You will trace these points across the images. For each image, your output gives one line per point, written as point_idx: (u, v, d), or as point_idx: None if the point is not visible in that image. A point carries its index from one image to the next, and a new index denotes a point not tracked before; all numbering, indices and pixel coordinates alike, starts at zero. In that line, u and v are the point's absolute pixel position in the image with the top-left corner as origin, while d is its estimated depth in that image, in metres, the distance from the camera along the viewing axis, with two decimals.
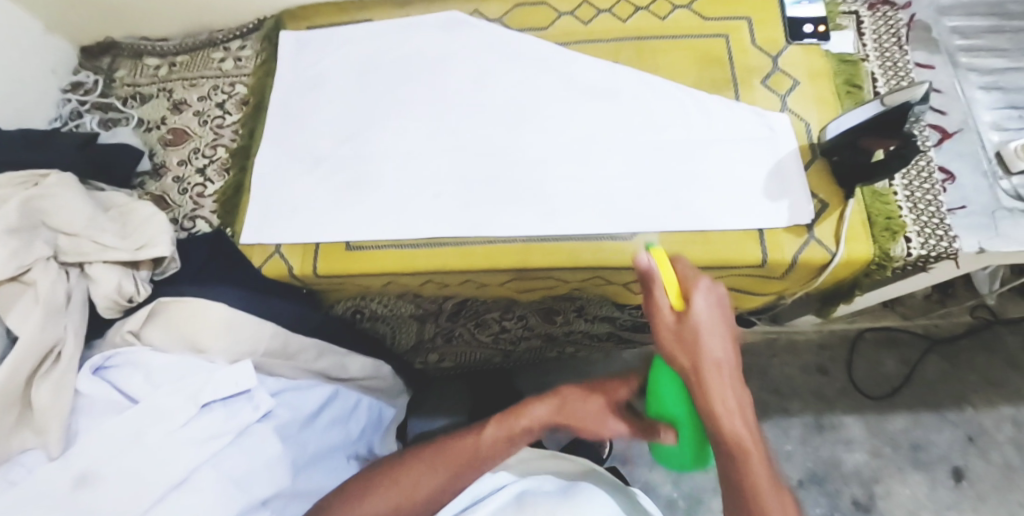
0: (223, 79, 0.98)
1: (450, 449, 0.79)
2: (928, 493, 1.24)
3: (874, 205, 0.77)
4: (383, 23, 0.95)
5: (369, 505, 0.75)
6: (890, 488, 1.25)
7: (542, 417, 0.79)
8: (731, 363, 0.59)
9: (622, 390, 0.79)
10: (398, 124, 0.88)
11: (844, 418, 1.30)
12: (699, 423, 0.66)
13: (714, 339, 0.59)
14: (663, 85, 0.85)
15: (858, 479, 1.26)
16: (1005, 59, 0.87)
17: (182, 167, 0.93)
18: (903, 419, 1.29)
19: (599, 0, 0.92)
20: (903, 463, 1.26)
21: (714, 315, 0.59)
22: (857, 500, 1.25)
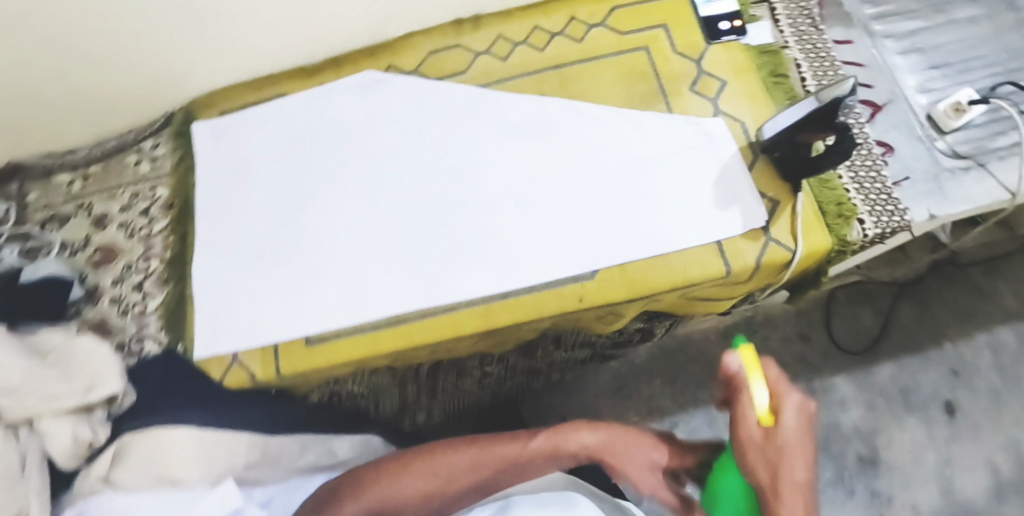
0: (142, 184, 0.93)
1: (492, 446, 0.74)
2: (927, 433, 1.27)
3: (822, 193, 0.77)
4: (298, 95, 0.91)
5: (401, 489, 0.71)
6: (890, 437, 1.27)
7: (587, 447, 0.73)
8: (813, 486, 0.54)
9: (688, 460, 0.73)
10: (336, 201, 0.85)
11: (836, 379, 1.31)
12: None
13: (796, 462, 0.54)
14: (595, 109, 0.83)
15: (858, 435, 1.28)
16: (916, 20, 0.87)
17: (117, 286, 0.88)
18: (887, 368, 1.31)
19: (513, 33, 0.89)
20: (897, 409, 1.29)
21: (801, 436, 0.55)
22: (861, 455, 1.27)
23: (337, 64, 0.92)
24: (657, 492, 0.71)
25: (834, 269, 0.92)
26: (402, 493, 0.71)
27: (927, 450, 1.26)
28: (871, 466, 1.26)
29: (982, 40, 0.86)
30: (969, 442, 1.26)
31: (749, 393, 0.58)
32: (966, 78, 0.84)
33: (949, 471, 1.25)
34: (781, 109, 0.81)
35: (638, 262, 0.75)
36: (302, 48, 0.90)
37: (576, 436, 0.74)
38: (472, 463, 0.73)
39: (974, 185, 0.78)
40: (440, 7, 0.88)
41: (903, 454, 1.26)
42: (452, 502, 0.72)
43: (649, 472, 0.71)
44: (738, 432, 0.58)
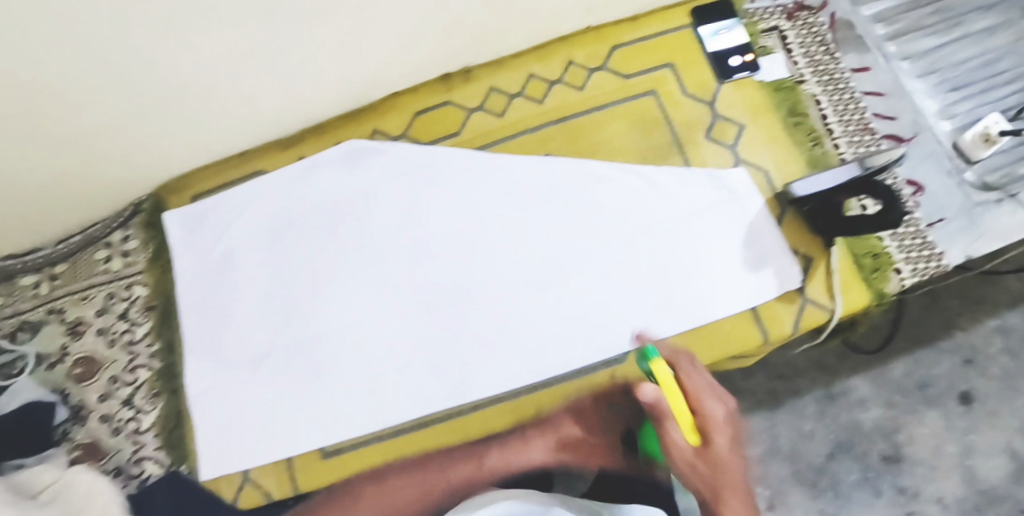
0: (116, 283, 0.84)
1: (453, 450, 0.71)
2: (946, 426, 1.09)
3: (855, 245, 0.72)
4: (278, 172, 0.83)
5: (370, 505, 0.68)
6: (912, 434, 1.08)
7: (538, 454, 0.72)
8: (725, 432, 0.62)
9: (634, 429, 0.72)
10: (335, 296, 0.78)
11: (852, 381, 1.11)
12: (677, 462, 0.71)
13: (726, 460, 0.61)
14: (606, 169, 0.77)
15: (881, 432, 1.09)
16: (934, 36, 0.80)
17: (105, 402, 0.80)
18: (902, 364, 1.11)
19: (506, 83, 0.82)
20: (916, 404, 1.09)
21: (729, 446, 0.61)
22: (886, 456, 1.08)
23: (316, 132, 0.83)
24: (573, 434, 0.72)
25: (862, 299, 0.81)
26: (365, 508, 0.68)
27: (948, 443, 1.08)
28: (899, 467, 1.07)
29: (1002, 52, 0.79)
30: (992, 434, 1.07)
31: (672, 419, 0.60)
32: (990, 98, 0.78)
33: (976, 465, 1.07)
34: (805, 152, 0.76)
35: (671, 339, 0.71)
36: (278, 122, 0.80)
37: (496, 459, 0.69)
38: (421, 459, 0.71)
39: (1009, 218, 0.73)
40: (428, 62, 0.79)
41: (925, 451, 1.08)
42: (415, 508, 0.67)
43: (571, 423, 0.72)
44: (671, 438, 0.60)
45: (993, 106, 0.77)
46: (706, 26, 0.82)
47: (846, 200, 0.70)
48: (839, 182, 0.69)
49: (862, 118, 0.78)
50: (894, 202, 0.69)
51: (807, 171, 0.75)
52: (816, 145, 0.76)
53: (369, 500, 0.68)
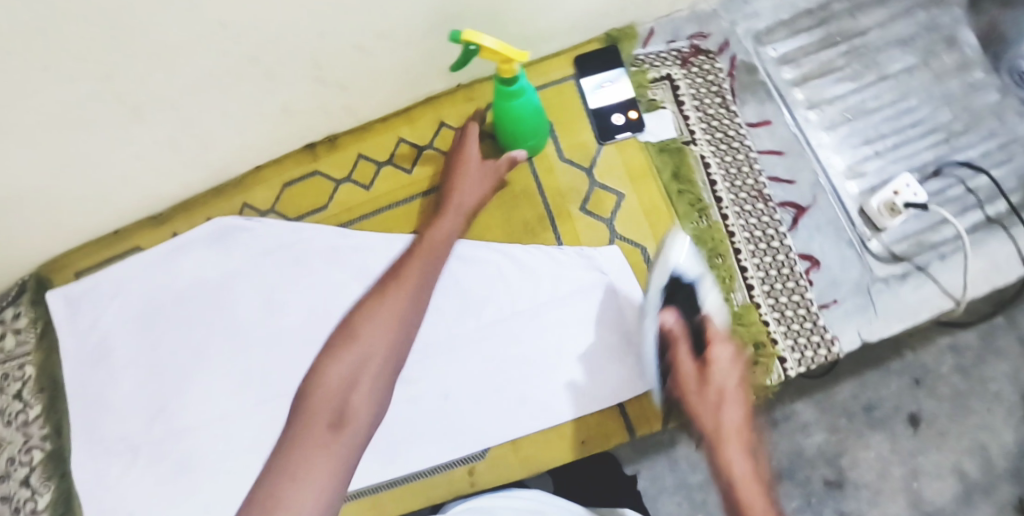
0: (10, 362, 0.83)
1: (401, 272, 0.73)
2: (891, 449, 0.87)
3: (736, 332, 0.67)
4: (152, 249, 0.80)
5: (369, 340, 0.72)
6: (857, 457, 0.87)
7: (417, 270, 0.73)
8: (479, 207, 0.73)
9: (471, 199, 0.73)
10: (207, 383, 0.77)
11: (795, 404, 0.88)
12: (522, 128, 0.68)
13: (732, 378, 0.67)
14: (472, 248, 0.72)
15: (824, 457, 0.87)
16: (845, 81, 0.75)
17: (3, 482, 0.81)
18: (848, 385, 0.88)
19: (374, 150, 0.77)
20: (861, 428, 0.87)
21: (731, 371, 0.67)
22: (828, 481, 0.87)
23: (186, 208, 0.80)
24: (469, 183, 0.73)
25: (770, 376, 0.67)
26: (338, 368, 0.72)
27: (894, 465, 0.86)
28: (843, 496, 0.86)
29: (917, 101, 0.74)
30: (941, 455, 0.86)
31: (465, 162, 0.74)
32: (902, 154, 0.73)
33: (924, 489, 0.86)
34: (687, 225, 0.69)
35: (531, 435, 0.68)
36: (142, 203, 0.78)
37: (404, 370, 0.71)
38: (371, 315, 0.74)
39: (911, 295, 0.68)
40: (287, 136, 0.74)
41: (868, 476, 0.86)
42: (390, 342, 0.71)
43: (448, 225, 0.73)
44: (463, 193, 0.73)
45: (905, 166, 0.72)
46: (588, 78, 0.73)
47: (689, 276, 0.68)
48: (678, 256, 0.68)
49: (756, 183, 0.71)
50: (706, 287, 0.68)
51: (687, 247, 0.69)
52: (701, 217, 0.70)
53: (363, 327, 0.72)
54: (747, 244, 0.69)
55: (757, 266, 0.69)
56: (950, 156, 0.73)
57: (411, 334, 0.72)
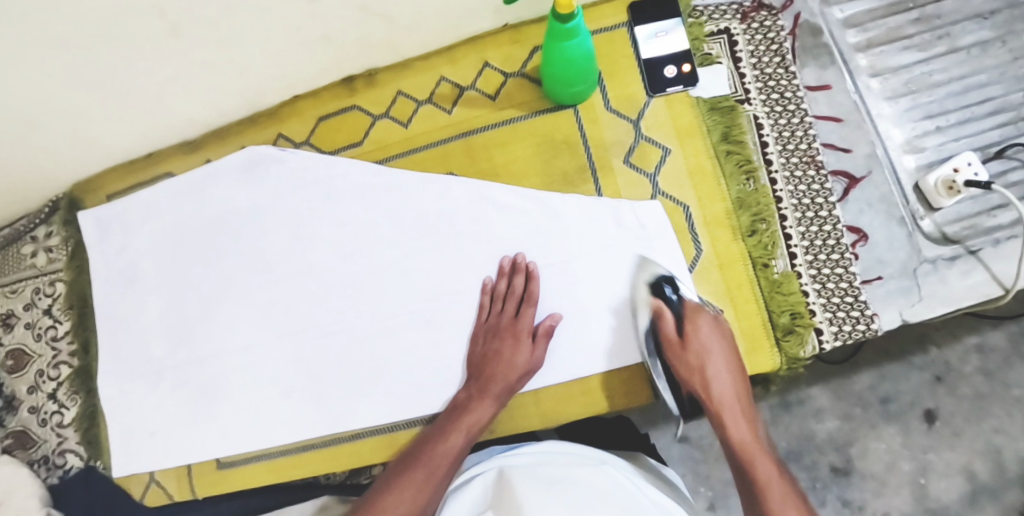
0: (42, 278, 0.86)
1: (485, 373, 0.67)
2: (904, 444, 0.88)
3: (773, 300, 0.65)
4: (182, 178, 0.80)
5: (463, 426, 0.65)
6: (867, 447, 0.88)
7: (495, 407, 0.66)
8: (523, 287, 0.68)
9: (522, 283, 0.68)
10: (230, 314, 0.77)
11: (812, 389, 0.89)
12: (572, 62, 0.64)
13: (717, 350, 0.64)
14: (508, 196, 0.70)
15: (834, 445, 0.88)
16: (912, 51, 0.71)
17: (33, 394, 0.84)
18: (867, 375, 0.89)
19: (413, 87, 0.74)
20: (875, 418, 0.88)
21: (715, 334, 0.64)
22: (835, 468, 0.88)
23: (218, 136, 0.79)
24: (512, 284, 0.68)
25: (809, 346, 0.65)
26: (448, 447, 0.64)
27: (902, 460, 0.88)
28: (848, 484, 0.88)
29: (986, 79, 0.71)
30: (953, 455, 0.87)
31: (528, 302, 0.67)
32: (966, 132, 0.70)
33: (931, 486, 0.87)
34: (734, 189, 0.67)
35: (552, 388, 0.68)
36: (173, 129, 0.77)
37: (477, 413, 0.66)
38: (459, 405, 0.67)
39: (959, 280, 0.66)
40: (323, 69, 0.73)
41: (876, 467, 0.88)
42: (488, 408, 0.66)
43: (520, 350, 0.66)
44: (506, 299, 0.68)
45: (969, 145, 0.69)
46: (643, 25, 0.70)
47: (719, 157, 0.68)
48: (709, 136, 0.68)
49: (809, 148, 0.67)
50: (735, 167, 0.67)
51: (731, 211, 0.66)
52: (749, 180, 0.67)
53: (457, 431, 0.65)
54: (794, 211, 0.66)
55: (801, 235, 0.66)
56: (1016, 138, 0.69)
57: (500, 381, 0.66)
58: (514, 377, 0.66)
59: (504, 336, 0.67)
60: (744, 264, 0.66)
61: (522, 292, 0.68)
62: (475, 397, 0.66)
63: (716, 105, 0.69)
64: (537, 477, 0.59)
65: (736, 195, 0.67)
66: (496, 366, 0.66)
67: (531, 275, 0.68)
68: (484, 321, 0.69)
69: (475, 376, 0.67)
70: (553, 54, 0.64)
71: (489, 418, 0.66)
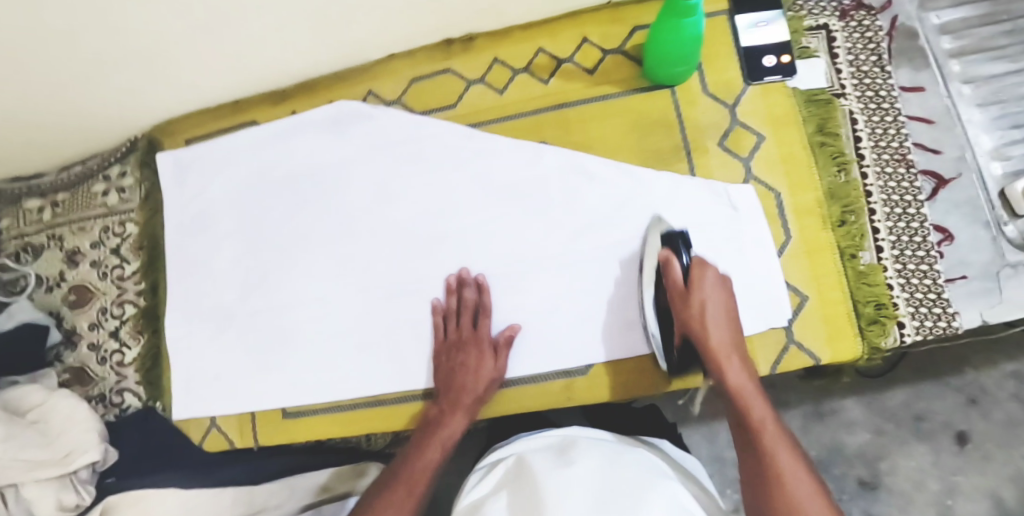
0: (111, 217, 0.86)
1: (455, 388, 0.69)
2: (933, 463, 0.91)
3: (858, 290, 0.66)
4: (266, 127, 0.80)
5: (440, 440, 0.67)
6: (896, 464, 0.92)
7: (465, 418, 0.68)
8: (479, 304, 0.71)
9: (481, 300, 0.71)
10: (306, 265, 0.77)
11: (845, 401, 0.94)
12: (683, 43, 0.65)
13: (717, 300, 0.65)
14: (601, 169, 0.72)
15: (863, 458, 0.93)
16: (1003, 61, 0.72)
17: (93, 331, 0.84)
18: (903, 392, 0.93)
19: (511, 55, 0.75)
20: (907, 436, 0.93)
21: (716, 289, 0.65)
22: (864, 481, 0.93)
23: (305, 90, 0.80)
24: (470, 303, 0.71)
25: (890, 337, 0.66)
26: (425, 464, 0.66)
27: (930, 479, 0.91)
28: (875, 499, 0.92)
29: None
30: (982, 478, 0.90)
31: (484, 317, 0.71)
32: None
33: (956, 508, 0.90)
34: (825, 179, 0.68)
35: (633, 359, 0.70)
36: (262, 77, 0.77)
37: (453, 425, 0.68)
38: (432, 422, 0.69)
39: None
40: (421, 30, 0.73)
41: (904, 483, 0.92)
42: (459, 420, 0.68)
43: (480, 363, 0.69)
44: (462, 316, 0.71)
45: None
46: (743, 15, 0.71)
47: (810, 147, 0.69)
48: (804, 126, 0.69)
49: (901, 147, 0.69)
50: (828, 158, 0.68)
51: (822, 200, 0.68)
52: (840, 172, 0.68)
53: (432, 447, 0.67)
54: (884, 206, 0.68)
55: (889, 230, 0.67)
56: None
57: (469, 394, 0.69)
58: (481, 388, 0.69)
59: (467, 349, 0.70)
60: (833, 253, 0.67)
61: (479, 310, 0.71)
62: (447, 412, 0.68)
63: (811, 96, 0.70)
64: (567, 455, 0.62)
65: (826, 186, 0.68)
66: (464, 377, 0.69)
67: (481, 288, 0.72)
68: (444, 337, 0.72)
69: (444, 391, 0.69)
70: (665, 33, 0.65)
71: (460, 430, 0.68)
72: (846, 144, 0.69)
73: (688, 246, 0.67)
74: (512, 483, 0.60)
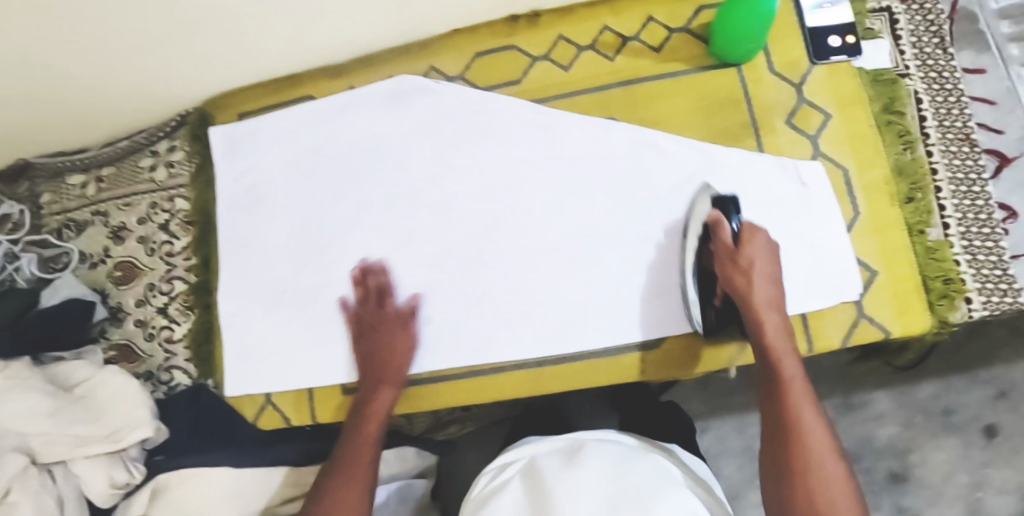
0: (159, 193, 0.84)
1: (379, 366, 0.73)
2: (963, 457, 0.98)
3: (927, 265, 0.67)
4: (322, 103, 0.78)
5: (378, 412, 0.71)
6: (926, 456, 0.99)
7: (394, 391, 0.72)
8: (383, 286, 0.76)
9: (387, 284, 0.76)
10: (368, 240, 0.77)
11: (874, 393, 1.01)
12: (757, 17, 0.66)
13: (764, 259, 0.65)
14: (673, 145, 0.72)
15: (893, 450, 1.00)
16: None
17: (140, 307, 0.83)
18: (932, 385, 1.00)
19: (576, 33, 0.75)
20: (936, 428, 0.99)
21: (764, 250, 0.66)
22: (893, 473, 1.00)
23: (362, 64, 0.78)
24: (377, 288, 0.76)
25: (958, 312, 0.67)
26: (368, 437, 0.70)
27: (960, 472, 0.98)
28: (904, 489, 0.99)
29: None
30: (1010, 471, 0.97)
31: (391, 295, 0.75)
32: None
33: (986, 500, 0.97)
34: (892, 156, 0.69)
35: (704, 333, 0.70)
36: (326, 49, 0.76)
37: (383, 398, 0.72)
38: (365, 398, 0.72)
39: None
40: (490, 5, 0.73)
41: (934, 475, 0.99)
42: (380, 394, 0.72)
43: (406, 339, 0.73)
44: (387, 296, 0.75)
45: None
46: None
47: (876, 125, 0.70)
48: (870, 105, 0.70)
49: (964, 127, 0.71)
50: (896, 136, 0.69)
51: (890, 177, 0.68)
52: (906, 150, 0.69)
53: (372, 420, 0.71)
54: (950, 184, 0.69)
55: (955, 207, 0.69)
56: None
57: (405, 366, 0.73)
58: (399, 363, 0.73)
59: (384, 328, 0.74)
60: (901, 229, 0.67)
61: (383, 291, 0.75)
62: (374, 387, 0.72)
63: (879, 75, 0.71)
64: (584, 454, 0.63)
65: (893, 164, 0.69)
66: (387, 353, 0.73)
67: (383, 271, 0.76)
68: (354, 318, 0.76)
69: (370, 367, 0.73)
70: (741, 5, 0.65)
71: (389, 402, 0.72)
72: (913, 123, 0.70)
73: (739, 211, 0.69)
74: (524, 479, 0.63)
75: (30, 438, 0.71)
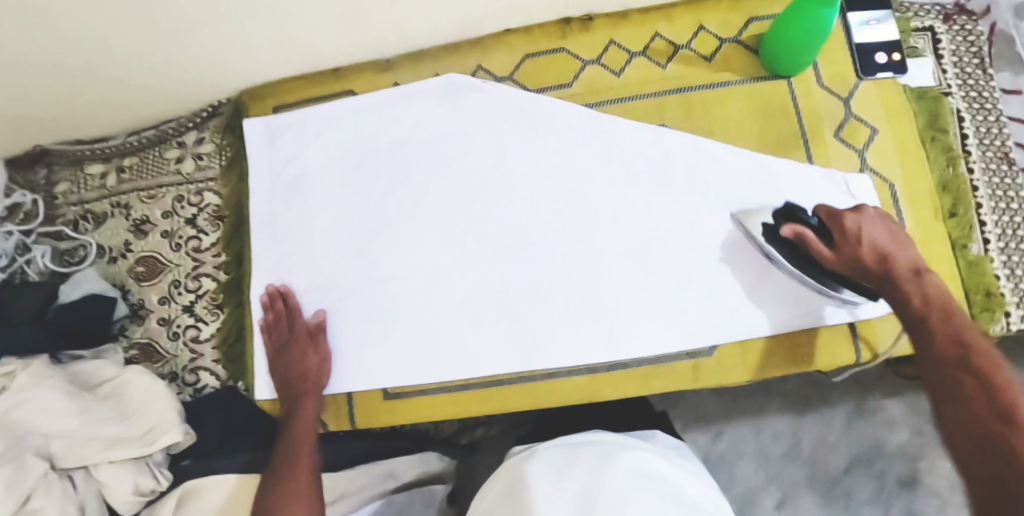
0: (186, 186, 0.81)
1: (293, 385, 0.72)
2: None
3: (969, 277, 0.69)
4: (368, 97, 0.77)
5: (303, 431, 0.69)
6: None
7: (314, 407, 0.71)
8: (292, 305, 0.75)
9: (286, 306, 0.75)
10: (413, 236, 0.75)
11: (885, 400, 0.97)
12: (816, 30, 0.66)
13: (875, 226, 0.64)
14: (724, 152, 0.72)
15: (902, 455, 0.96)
16: None
17: (164, 305, 0.79)
18: None
19: (627, 38, 0.76)
20: None
21: (881, 223, 0.64)
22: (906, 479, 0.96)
23: (413, 59, 0.77)
24: (285, 309, 0.75)
25: (998, 326, 0.69)
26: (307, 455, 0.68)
27: None
28: None
29: None
30: None
31: (297, 311, 0.74)
32: None
33: None
34: (936, 171, 0.71)
35: (758, 340, 0.71)
36: (375, 42, 0.75)
37: (307, 414, 0.70)
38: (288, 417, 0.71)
39: None
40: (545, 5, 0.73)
41: None
42: (309, 412, 0.71)
43: (307, 358, 0.72)
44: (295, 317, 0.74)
45: None
46: (855, 13, 0.74)
47: (922, 140, 0.72)
48: (917, 120, 0.72)
49: (1004, 145, 0.74)
50: (943, 151, 0.72)
51: (934, 190, 0.71)
52: (950, 165, 0.72)
53: (302, 439, 0.69)
54: (990, 200, 0.72)
55: (995, 223, 0.72)
56: None
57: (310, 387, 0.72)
58: (309, 379, 0.72)
59: (297, 345, 0.73)
60: (945, 242, 0.70)
61: (289, 310, 0.75)
62: (297, 405, 0.71)
63: (923, 93, 0.73)
64: (565, 465, 0.59)
65: (938, 178, 0.71)
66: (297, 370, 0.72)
67: (285, 293, 0.75)
68: (275, 335, 0.75)
69: (289, 385, 0.73)
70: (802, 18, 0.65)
71: (312, 419, 0.70)
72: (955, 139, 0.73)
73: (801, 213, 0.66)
74: (508, 488, 0.59)
75: (51, 442, 0.67)
